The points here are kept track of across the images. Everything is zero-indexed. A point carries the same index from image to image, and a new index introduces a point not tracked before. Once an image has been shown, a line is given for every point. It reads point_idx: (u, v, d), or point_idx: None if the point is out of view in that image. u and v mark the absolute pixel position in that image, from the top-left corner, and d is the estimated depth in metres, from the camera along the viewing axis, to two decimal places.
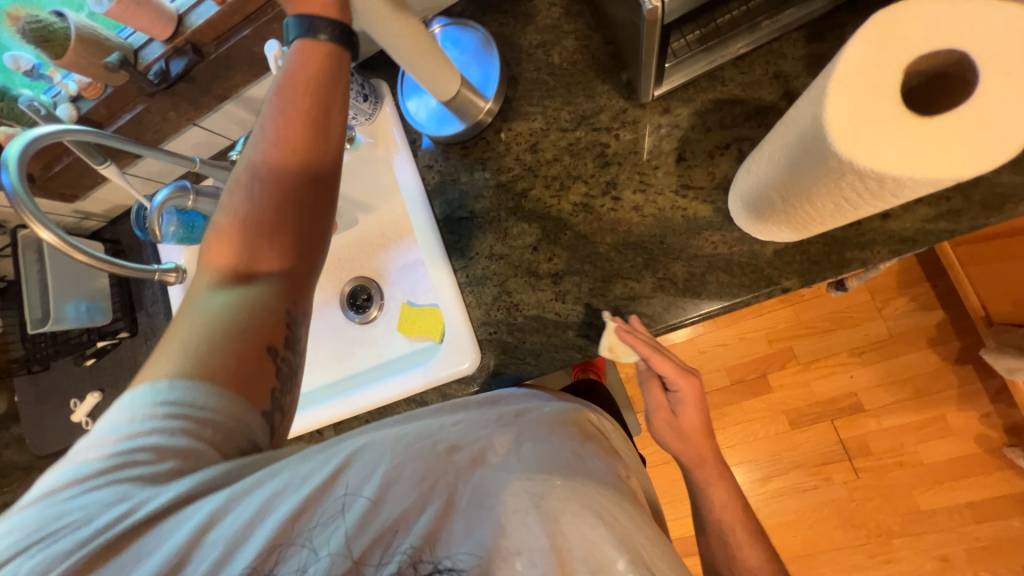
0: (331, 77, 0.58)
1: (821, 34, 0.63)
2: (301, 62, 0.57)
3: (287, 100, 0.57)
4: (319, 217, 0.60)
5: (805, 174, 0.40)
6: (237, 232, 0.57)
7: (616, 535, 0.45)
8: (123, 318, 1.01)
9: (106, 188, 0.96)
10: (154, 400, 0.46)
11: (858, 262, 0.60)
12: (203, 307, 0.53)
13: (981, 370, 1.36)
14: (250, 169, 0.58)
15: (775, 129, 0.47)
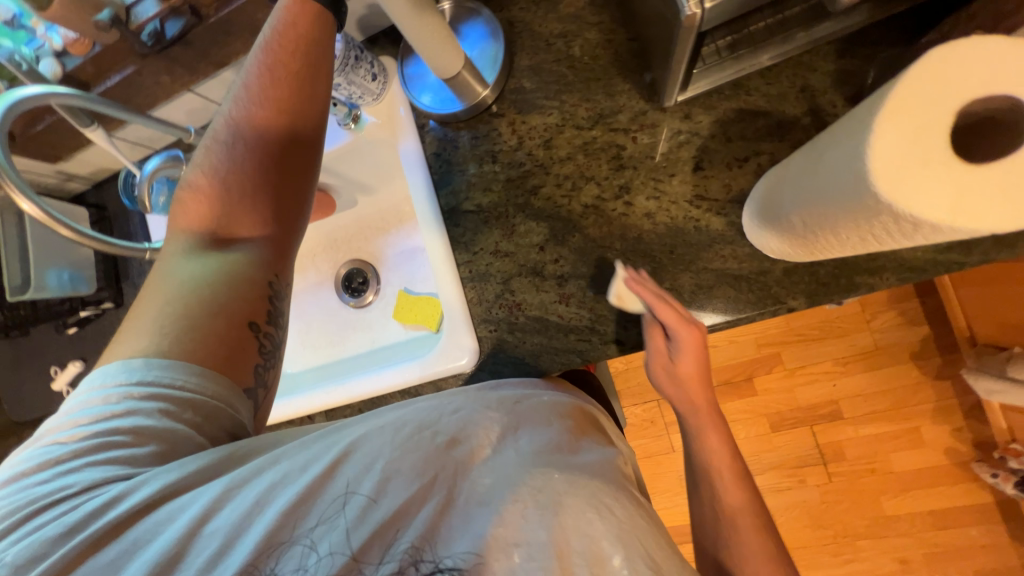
0: (319, 37, 0.58)
1: (853, 49, 0.61)
2: (292, 21, 0.58)
3: (266, 66, 0.58)
4: (300, 184, 0.61)
5: (834, 207, 0.39)
6: (217, 194, 0.58)
7: (613, 532, 0.42)
8: (107, 289, 0.98)
9: (91, 151, 0.91)
10: (129, 379, 0.47)
11: (867, 288, 0.60)
12: (182, 273, 0.54)
13: (958, 386, 1.39)
14: (232, 131, 0.59)
15: (802, 150, 0.46)
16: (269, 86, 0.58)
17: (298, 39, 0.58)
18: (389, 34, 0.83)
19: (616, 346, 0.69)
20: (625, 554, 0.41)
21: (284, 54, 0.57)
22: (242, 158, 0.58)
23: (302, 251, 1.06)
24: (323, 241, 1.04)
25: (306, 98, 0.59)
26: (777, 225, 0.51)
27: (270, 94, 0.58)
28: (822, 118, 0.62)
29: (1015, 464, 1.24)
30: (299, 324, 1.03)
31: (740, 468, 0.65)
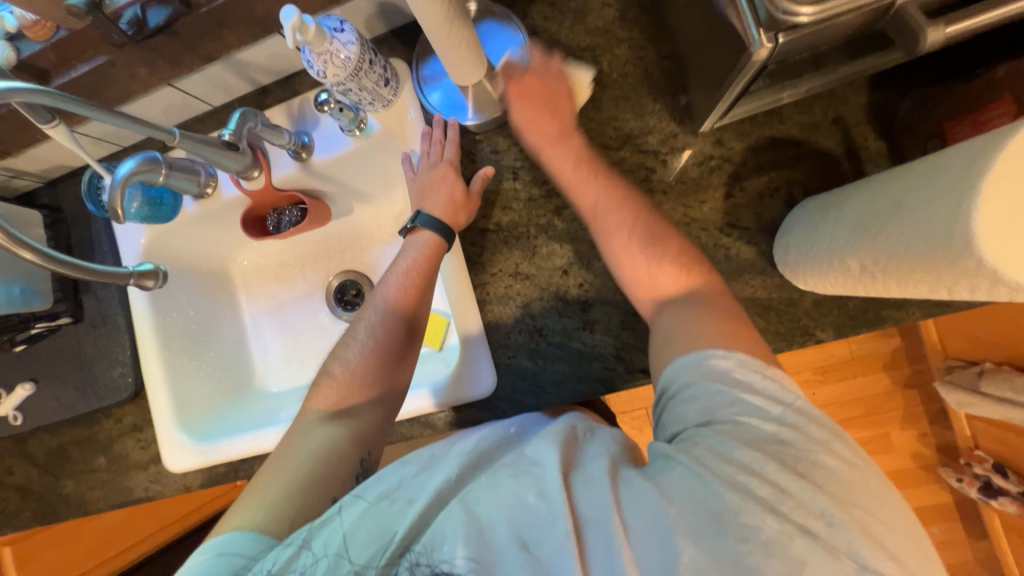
0: (433, 263, 0.68)
1: (886, 82, 0.61)
2: (417, 254, 0.68)
3: (438, 183, 0.69)
4: (407, 363, 0.67)
5: (916, 262, 0.39)
6: (348, 385, 0.64)
7: (528, 485, 0.44)
8: (64, 301, 0.87)
9: (47, 146, 0.79)
10: (223, 550, 0.50)
11: (892, 321, 0.61)
12: (299, 457, 0.59)
13: (925, 394, 1.43)
14: (377, 305, 0.68)
15: (862, 191, 0.46)
16: (445, 189, 0.69)
17: (424, 258, 0.67)
18: (399, 34, 0.77)
19: (642, 375, 0.68)
20: (537, 491, 0.43)
21: (419, 269, 0.67)
22: (422, 248, 0.68)
23: (290, 260, 0.97)
24: (311, 250, 0.96)
25: (463, 205, 0.69)
26: (826, 269, 0.50)
27: (441, 202, 0.69)
28: (854, 151, 0.62)
29: (981, 471, 1.30)
30: (288, 339, 0.96)
31: (613, 193, 0.62)
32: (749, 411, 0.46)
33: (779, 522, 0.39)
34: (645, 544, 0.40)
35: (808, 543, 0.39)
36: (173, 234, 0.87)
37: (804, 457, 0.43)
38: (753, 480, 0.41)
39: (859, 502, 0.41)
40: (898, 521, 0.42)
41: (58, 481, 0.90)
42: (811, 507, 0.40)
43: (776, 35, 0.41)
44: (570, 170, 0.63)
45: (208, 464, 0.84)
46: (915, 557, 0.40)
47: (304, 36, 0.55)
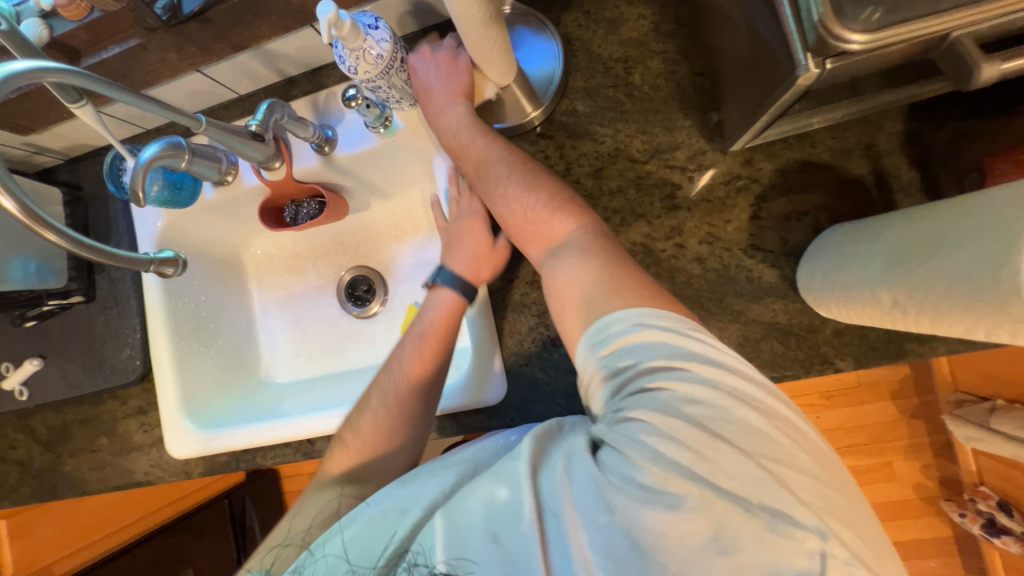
0: (450, 325, 0.67)
1: (924, 112, 0.60)
2: (434, 316, 0.68)
3: (468, 233, 0.69)
4: (422, 426, 0.65)
5: (960, 301, 0.38)
6: (362, 450, 0.63)
7: (497, 480, 0.47)
8: (78, 280, 0.87)
9: (71, 124, 0.79)
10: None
11: (915, 355, 0.60)
12: (318, 505, 0.61)
13: (931, 426, 1.41)
14: (394, 369, 0.67)
15: (872, 239, 0.48)
16: (473, 241, 0.69)
17: (444, 318, 0.67)
18: (430, 33, 0.76)
19: None
20: (506, 483, 0.46)
21: (436, 331, 0.67)
22: (442, 306, 0.68)
23: (303, 252, 0.96)
24: (325, 243, 0.95)
25: (490, 257, 0.69)
26: (854, 298, 0.49)
27: (467, 253, 0.69)
28: (886, 179, 0.61)
29: (985, 508, 1.28)
30: (297, 332, 0.95)
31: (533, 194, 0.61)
32: (661, 375, 0.45)
33: (698, 487, 0.40)
34: (591, 527, 0.43)
35: (729, 505, 0.40)
36: (189, 219, 0.87)
37: (716, 418, 0.43)
38: (671, 448, 0.42)
39: (778, 458, 0.42)
40: (817, 469, 0.43)
41: (60, 459, 0.90)
42: (729, 467, 0.41)
43: (824, 61, 0.40)
44: (454, 132, 0.67)
45: (211, 453, 0.84)
46: (840, 507, 0.42)
47: (339, 32, 0.55)
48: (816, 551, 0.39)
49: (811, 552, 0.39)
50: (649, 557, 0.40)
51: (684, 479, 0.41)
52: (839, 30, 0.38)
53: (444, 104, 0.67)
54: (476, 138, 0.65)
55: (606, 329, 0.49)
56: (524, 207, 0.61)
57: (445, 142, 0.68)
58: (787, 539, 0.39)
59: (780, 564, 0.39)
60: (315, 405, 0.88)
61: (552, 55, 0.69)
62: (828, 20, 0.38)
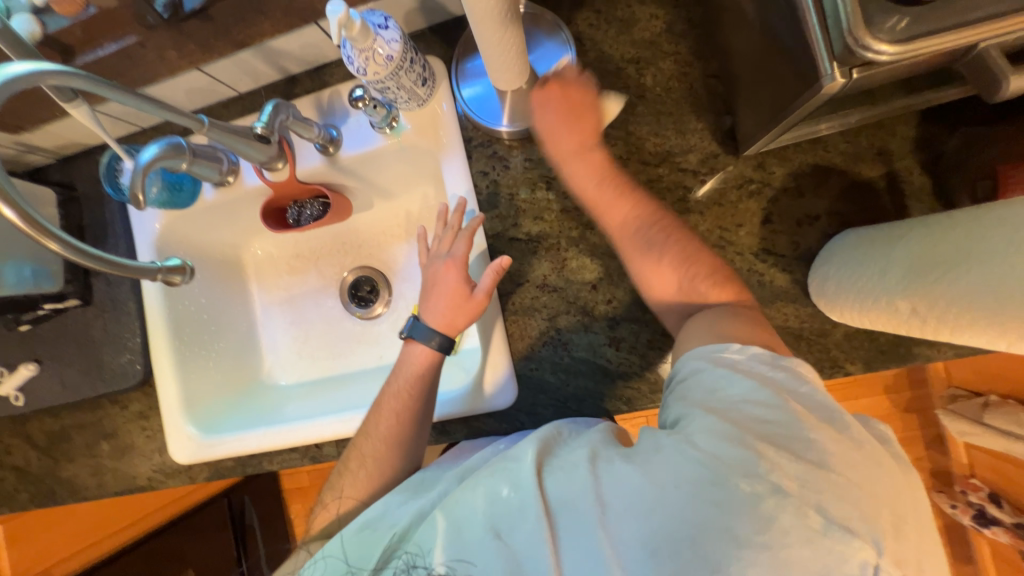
0: (425, 378, 0.66)
1: (935, 117, 0.60)
2: (409, 370, 0.67)
3: (442, 282, 0.67)
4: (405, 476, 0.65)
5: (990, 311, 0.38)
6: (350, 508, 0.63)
7: (502, 478, 0.47)
8: (74, 283, 0.85)
9: (64, 123, 0.77)
10: None
11: (923, 359, 0.61)
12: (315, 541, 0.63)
13: (924, 420, 1.42)
14: (370, 427, 0.66)
15: (865, 256, 0.51)
16: (448, 290, 0.67)
17: (415, 378, 0.66)
18: (437, 31, 0.75)
19: None
20: (510, 483, 0.47)
21: (411, 385, 0.66)
22: (415, 363, 0.67)
23: (304, 252, 0.95)
24: (328, 244, 0.94)
25: (464, 308, 0.66)
26: (868, 306, 0.50)
27: (443, 304, 0.66)
28: (898, 183, 0.62)
29: (976, 499, 1.31)
30: (299, 334, 0.94)
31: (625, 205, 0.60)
32: (742, 390, 0.44)
33: (752, 485, 0.39)
34: (620, 523, 0.42)
35: (779, 501, 0.39)
36: (188, 220, 0.85)
37: (787, 429, 0.42)
38: (729, 448, 0.41)
39: (841, 470, 0.40)
40: (881, 486, 0.41)
41: (59, 465, 0.89)
42: (789, 470, 0.40)
43: (849, 70, 0.40)
44: (593, 188, 0.61)
45: (217, 458, 0.83)
46: (904, 530, 0.40)
47: (348, 32, 0.54)
48: (866, 562, 0.37)
49: (861, 562, 0.37)
50: (684, 548, 0.40)
51: (735, 475, 0.40)
52: (869, 40, 0.37)
53: (572, 153, 0.61)
54: (617, 198, 0.60)
55: (700, 355, 0.49)
56: (680, 276, 0.57)
57: (579, 194, 0.62)
58: (837, 544, 0.38)
59: (827, 566, 0.37)
60: (320, 408, 0.87)
61: (565, 60, 0.68)
62: (858, 30, 0.37)
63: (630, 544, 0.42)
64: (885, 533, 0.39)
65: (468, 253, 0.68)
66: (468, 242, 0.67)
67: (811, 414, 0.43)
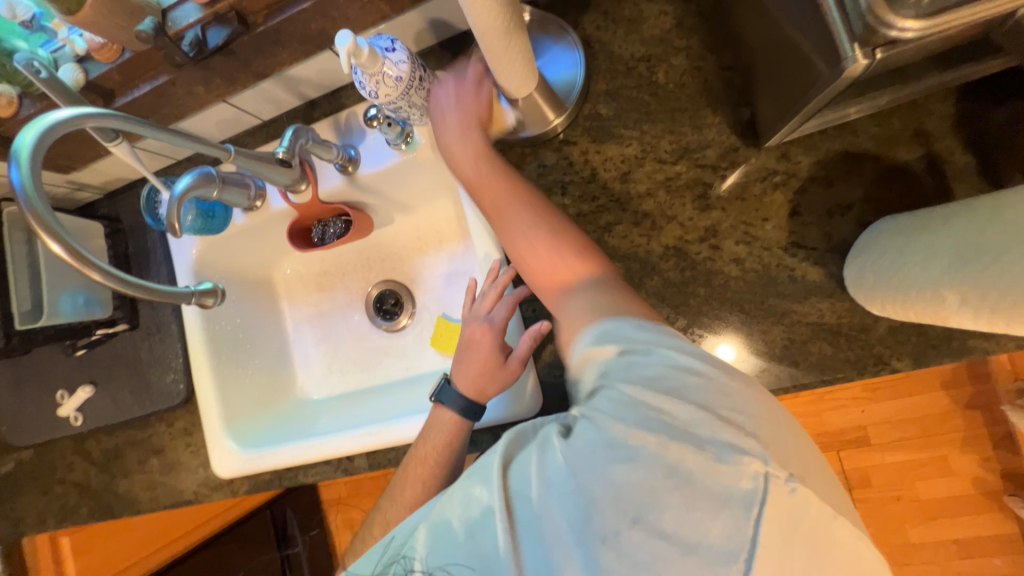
0: (452, 445, 0.65)
1: (976, 92, 0.56)
2: (437, 435, 0.66)
3: (477, 346, 0.67)
4: None
5: None
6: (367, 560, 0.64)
7: (474, 480, 0.48)
8: (123, 309, 0.90)
9: (109, 161, 0.82)
10: None
11: (980, 352, 0.56)
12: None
13: (989, 416, 1.31)
14: (396, 490, 0.66)
15: (902, 243, 0.48)
16: (484, 354, 0.66)
17: (443, 443, 0.65)
18: (447, 46, 0.76)
19: None
20: (481, 482, 0.47)
21: (437, 449, 0.65)
22: (443, 429, 0.66)
23: (330, 269, 0.97)
24: (352, 260, 0.96)
25: (496, 377, 0.66)
26: (912, 297, 0.47)
27: (476, 370, 0.67)
28: (938, 165, 0.57)
29: None
30: (329, 349, 0.97)
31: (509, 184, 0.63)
32: (632, 356, 0.46)
33: (655, 437, 0.41)
34: (557, 507, 0.43)
35: (680, 445, 0.40)
36: (222, 245, 0.89)
37: (674, 379, 0.43)
38: (625, 410, 0.43)
39: (715, 393, 0.42)
40: (750, 394, 0.43)
41: (115, 480, 0.94)
42: (677, 413, 0.41)
43: (872, 51, 0.38)
44: (472, 172, 0.64)
45: (254, 472, 0.86)
46: (781, 434, 0.42)
47: (357, 60, 0.55)
48: (759, 473, 0.39)
49: (753, 475, 0.38)
50: (609, 510, 0.40)
51: (639, 429, 0.41)
52: (892, 17, 0.35)
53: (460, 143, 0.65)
54: (490, 173, 0.63)
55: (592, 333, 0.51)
56: (548, 251, 0.60)
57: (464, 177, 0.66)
58: (731, 467, 0.39)
59: (728, 489, 0.39)
60: (350, 420, 0.89)
61: (575, 65, 0.68)
62: (879, 8, 0.35)
63: (567, 525, 0.42)
64: (765, 441, 0.40)
65: (507, 318, 0.68)
66: (509, 310, 0.68)
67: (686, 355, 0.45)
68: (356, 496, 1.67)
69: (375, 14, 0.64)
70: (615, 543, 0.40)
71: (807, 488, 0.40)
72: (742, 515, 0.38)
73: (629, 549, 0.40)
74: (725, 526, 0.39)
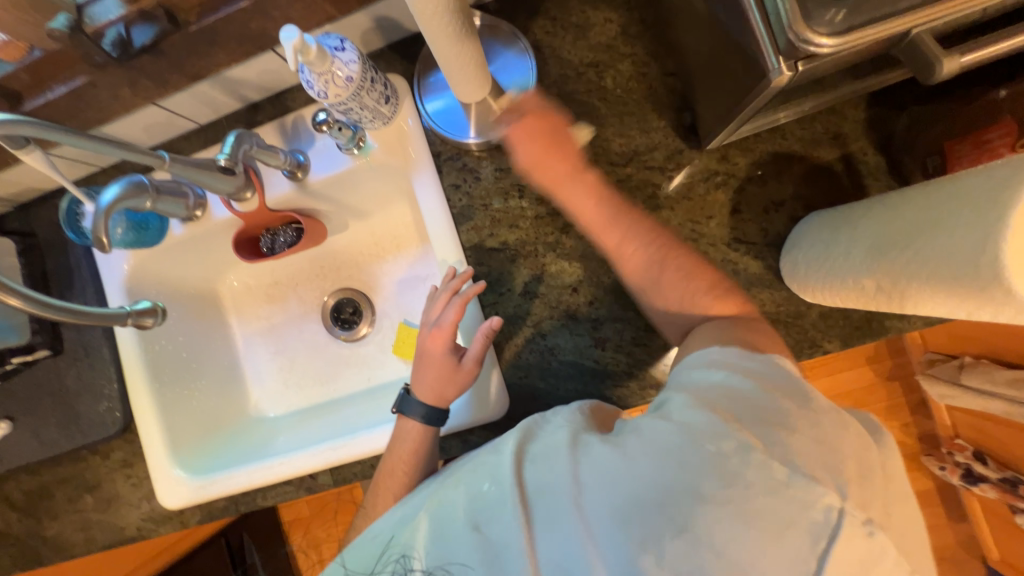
0: (420, 451, 0.65)
1: (882, 98, 0.63)
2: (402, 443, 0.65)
3: (430, 353, 0.66)
4: None
5: (938, 281, 0.41)
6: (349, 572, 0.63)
7: (484, 473, 0.49)
8: (42, 333, 0.82)
9: (17, 169, 0.74)
10: None
11: (896, 331, 0.63)
12: None
13: (906, 385, 1.46)
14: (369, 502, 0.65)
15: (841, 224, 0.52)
16: (438, 357, 0.66)
17: (411, 451, 0.65)
18: (397, 48, 0.75)
19: (654, 391, 0.68)
20: (491, 478, 0.48)
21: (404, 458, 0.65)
22: (409, 437, 0.66)
23: (282, 279, 0.93)
24: (306, 269, 0.92)
25: (453, 379, 0.65)
26: (838, 281, 0.51)
27: (430, 376, 0.66)
28: (855, 164, 0.64)
29: (962, 459, 1.33)
30: (285, 362, 0.92)
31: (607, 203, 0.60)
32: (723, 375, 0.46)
33: (716, 444, 0.40)
34: (594, 501, 0.42)
35: (742, 457, 0.39)
36: (158, 259, 0.83)
37: (757, 400, 0.43)
38: (694, 417, 0.42)
39: (805, 428, 0.41)
40: (840, 437, 0.41)
41: (42, 524, 0.85)
42: (753, 430, 0.40)
43: (796, 63, 0.41)
44: (589, 210, 0.59)
45: (207, 500, 0.80)
46: (877, 488, 0.40)
47: (305, 58, 0.53)
48: (831, 505, 0.37)
49: (825, 506, 0.37)
50: (652, 515, 0.39)
51: (702, 439, 0.40)
52: (810, 34, 0.39)
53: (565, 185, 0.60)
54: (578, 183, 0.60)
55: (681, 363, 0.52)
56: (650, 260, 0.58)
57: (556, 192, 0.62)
58: (800, 493, 0.37)
59: (790, 513, 0.37)
60: (312, 436, 0.85)
61: (528, 71, 0.69)
62: (797, 26, 0.39)
63: (604, 521, 0.41)
64: (844, 476, 0.39)
65: (456, 320, 0.65)
66: (459, 312, 0.65)
67: (787, 395, 0.44)
68: (321, 513, 1.61)
69: (320, 15, 0.62)
70: (654, 549, 0.39)
71: (887, 537, 0.37)
72: (805, 544, 0.36)
73: (669, 559, 0.38)
74: (779, 554, 0.37)
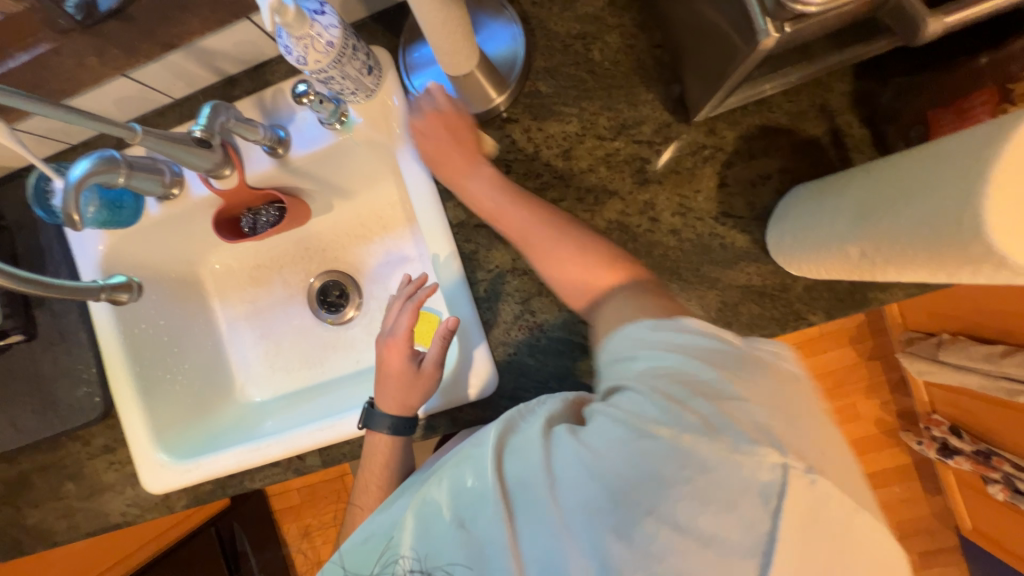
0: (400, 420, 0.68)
1: (869, 71, 0.63)
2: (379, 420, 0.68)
3: (388, 363, 0.67)
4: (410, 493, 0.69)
5: (919, 243, 0.41)
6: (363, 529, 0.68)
7: (464, 468, 0.49)
8: (15, 318, 0.79)
9: None
10: None
11: (878, 303, 0.64)
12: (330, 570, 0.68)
13: (886, 365, 1.50)
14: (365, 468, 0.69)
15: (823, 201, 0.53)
16: (398, 363, 0.67)
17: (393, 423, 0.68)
18: (380, 19, 0.73)
19: None
20: (471, 472, 0.48)
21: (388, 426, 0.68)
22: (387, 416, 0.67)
23: (265, 262, 0.91)
24: (289, 252, 0.91)
25: (414, 385, 0.67)
26: (824, 255, 0.52)
27: (393, 386, 0.67)
28: (840, 138, 0.64)
29: (938, 433, 1.37)
30: (270, 346, 0.91)
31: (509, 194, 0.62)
32: (652, 354, 0.45)
33: (668, 429, 0.40)
34: (567, 493, 0.42)
35: (695, 437, 0.39)
36: (135, 239, 0.80)
37: (686, 375, 0.43)
38: (642, 405, 0.42)
39: (756, 396, 0.41)
40: (786, 398, 0.42)
41: (21, 512, 0.83)
42: (697, 406, 0.40)
43: (782, 25, 0.41)
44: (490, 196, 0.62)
45: (191, 484, 0.79)
46: None
47: (283, 18, 0.52)
48: (777, 463, 0.38)
49: (772, 465, 0.38)
50: (623, 501, 0.40)
51: (654, 422, 0.41)
52: None
53: (468, 171, 0.63)
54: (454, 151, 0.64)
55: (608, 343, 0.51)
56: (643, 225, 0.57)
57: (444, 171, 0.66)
58: (747, 458, 0.38)
59: (747, 480, 0.38)
60: (300, 419, 0.85)
61: (515, 43, 0.68)
62: None
63: (579, 512, 0.41)
64: None
65: (410, 325, 0.67)
66: (412, 317, 0.68)
67: (720, 363, 0.43)
68: (312, 501, 1.60)
69: None
70: (626, 534, 0.39)
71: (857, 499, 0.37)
72: (758, 505, 0.38)
73: (641, 541, 0.39)
74: (742, 524, 0.37)
